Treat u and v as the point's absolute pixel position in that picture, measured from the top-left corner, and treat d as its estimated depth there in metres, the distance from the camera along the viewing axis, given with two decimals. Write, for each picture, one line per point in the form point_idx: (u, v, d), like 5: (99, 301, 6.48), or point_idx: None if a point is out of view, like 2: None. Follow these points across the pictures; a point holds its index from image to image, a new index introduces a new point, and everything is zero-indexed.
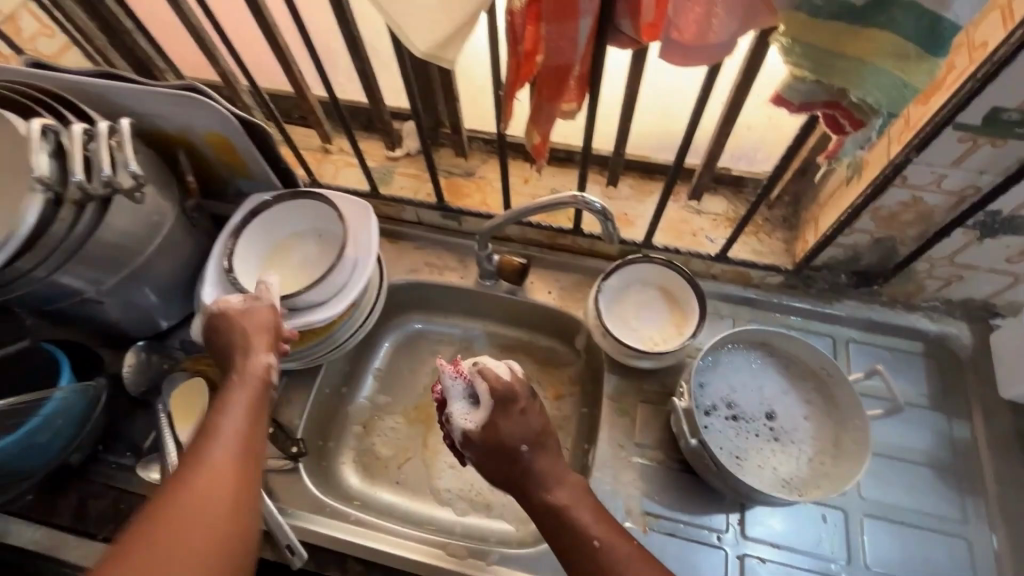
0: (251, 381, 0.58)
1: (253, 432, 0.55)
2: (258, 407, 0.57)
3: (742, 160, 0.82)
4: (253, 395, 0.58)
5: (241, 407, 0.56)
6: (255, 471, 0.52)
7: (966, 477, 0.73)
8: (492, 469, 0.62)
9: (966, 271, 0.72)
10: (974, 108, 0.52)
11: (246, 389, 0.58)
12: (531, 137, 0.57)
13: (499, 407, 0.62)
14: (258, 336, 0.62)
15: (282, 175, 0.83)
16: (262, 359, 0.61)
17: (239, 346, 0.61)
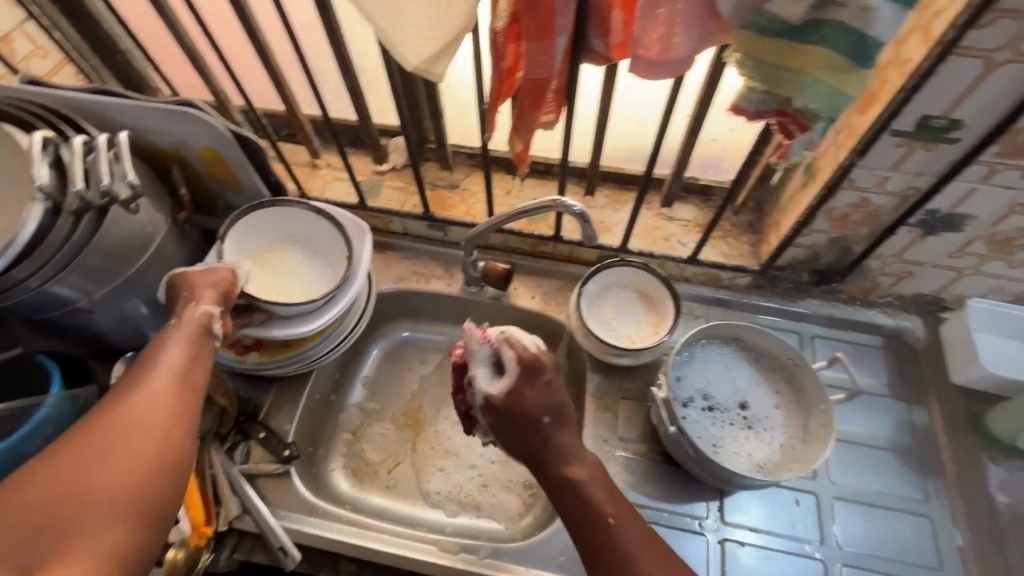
0: (188, 328, 0.61)
1: (184, 374, 0.57)
2: (193, 350, 0.60)
3: (709, 169, 0.88)
4: (189, 342, 0.60)
5: (175, 353, 0.58)
6: (187, 410, 0.55)
7: (926, 459, 0.78)
8: (512, 434, 0.63)
9: (914, 268, 0.79)
10: (906, 115, 0.58)
11: (182, 335, 0.60)
12: (514, 145, 0.62)
13: (524, 377, 0.64)
14: (203, 288, 0.64)
15: (273, 188, 0.86)
16: (202, 308, 0.62)
17: (184, 298, 0.63)
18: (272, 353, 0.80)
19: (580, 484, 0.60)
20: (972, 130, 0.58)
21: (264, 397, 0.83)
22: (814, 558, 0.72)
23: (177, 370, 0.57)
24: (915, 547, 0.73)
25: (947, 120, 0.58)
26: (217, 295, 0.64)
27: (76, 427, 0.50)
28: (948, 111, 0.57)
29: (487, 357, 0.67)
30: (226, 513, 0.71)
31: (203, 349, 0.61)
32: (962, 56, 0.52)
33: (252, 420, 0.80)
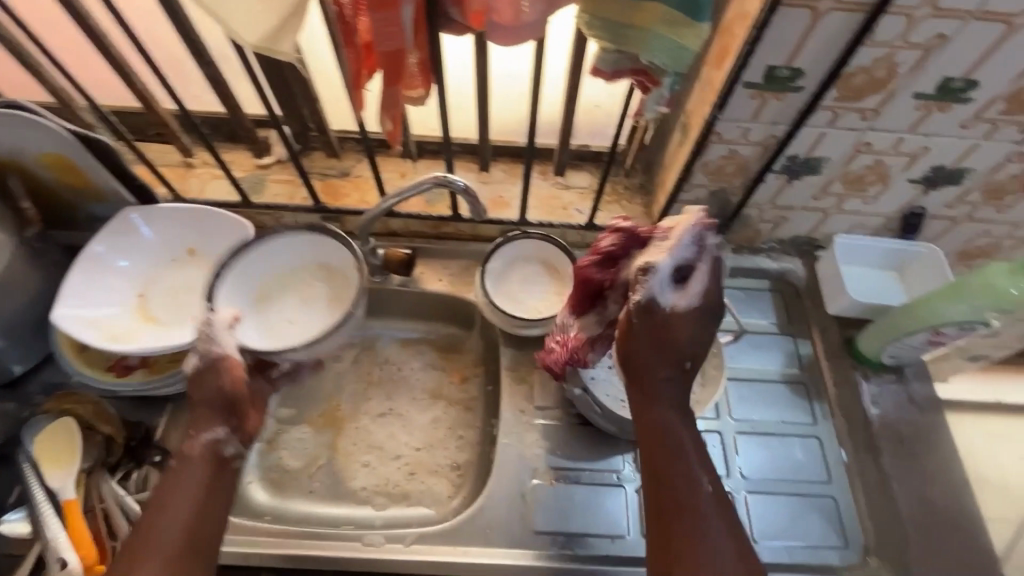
0: (200, 461, 0.61)
1: (202, 512, 0.58)
2: (208, 483, 0.60)
3: (598, 136, 0.90)
4: (202, 473, 0.60)
5: (188, 491, 0.59)
6: (202, 546, 0.57)
7: (813, 385, 0.85)
8: (642, 346, 0.62)
9: (787, 212, 0.84)
10: (754, 67, 0.62)
11: (194, 468, 0.61)
12: (383, 125, 0.60)
13: (702, 308, 0.62)
14: (205, 410, 0.63)
15: (139, 193, 0.78)
16: (207, 439, 0.62)
17: (189, 425, 0.63)
18: (159, 371, 0.75)
19: (658, 392, 0.62)
20: (812, 76, 0.63)
21: (157, 419, 0.77)
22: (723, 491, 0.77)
23: (192, 509, 0.58)
24: (808, 466, 0.80)
25: (790, 69, 0.62)
26: (222, 412, 0.63)
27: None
28: (788, 60, 0.61)
29: (684, 255, 0.61)
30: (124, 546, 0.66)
31: (221, 480, 0.61)
32: (792, 7, 0.56)
33: (145, 443, 0.74)
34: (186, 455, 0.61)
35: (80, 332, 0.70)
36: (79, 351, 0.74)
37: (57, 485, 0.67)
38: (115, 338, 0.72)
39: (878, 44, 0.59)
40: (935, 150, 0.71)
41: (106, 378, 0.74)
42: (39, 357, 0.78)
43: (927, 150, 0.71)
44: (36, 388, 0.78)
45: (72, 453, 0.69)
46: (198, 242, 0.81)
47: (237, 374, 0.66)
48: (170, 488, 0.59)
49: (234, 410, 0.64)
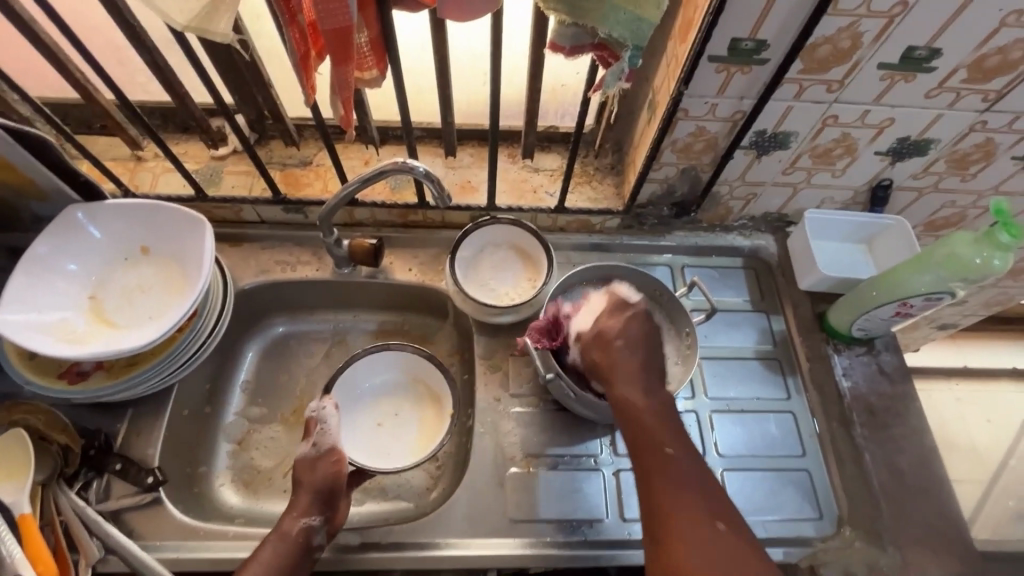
0: (286, 541, 0.64)
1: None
2: (288, 565, 0.63)
3: (565, 117, 0.88)
4: (286, 555, 0.63)
5: (271, 566, 0.62)
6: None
7: (786, 361, 0.86)
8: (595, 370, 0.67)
9: (756, 188, 0.84)
10: (719, 39, 0.60)
11: (279, 546, 0.64)
12: (336, 108, 0.56)
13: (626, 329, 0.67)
14: (312, 493, 0.67)
15: (85, 190, 0.74)
16: (299, 522, 0.66)
17: (290, 507, 0.67)
18: (115, 376, 0.72)
19: (625, 381, 0.63)
20: (776, 49, 0.62)
21: (118, 424, 0.74)
22: None
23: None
24: (782, 440, 0.80)
25: (754, 42, 0.61)
26: (319, 503, 0.67)
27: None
28: (753, 32, 0.60)
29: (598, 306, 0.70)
30: (85, 560, 0.64)
31: (298, 566, 0.64)
32: None
33: (105, 452, 0.71)
34: (284, 533, 0.65)
35: (24, 339, 0.66)
36: (27, 359, 0.71)
37: (10, 499, 0.63)
38: (64, 343, 0.68)
39: (842, 13, 0.58)
40: (900, 121, 0.71)
41: (57, 385, 0.70)
42: None
43: (892, 121, 0.71)
44: None
45: (26, 466, 0.65)
46: (150, 237, 0.77)
47: (338, 467, 0.70)
48: (258, 560, 0.63)
49: (332, 501, 0.68)
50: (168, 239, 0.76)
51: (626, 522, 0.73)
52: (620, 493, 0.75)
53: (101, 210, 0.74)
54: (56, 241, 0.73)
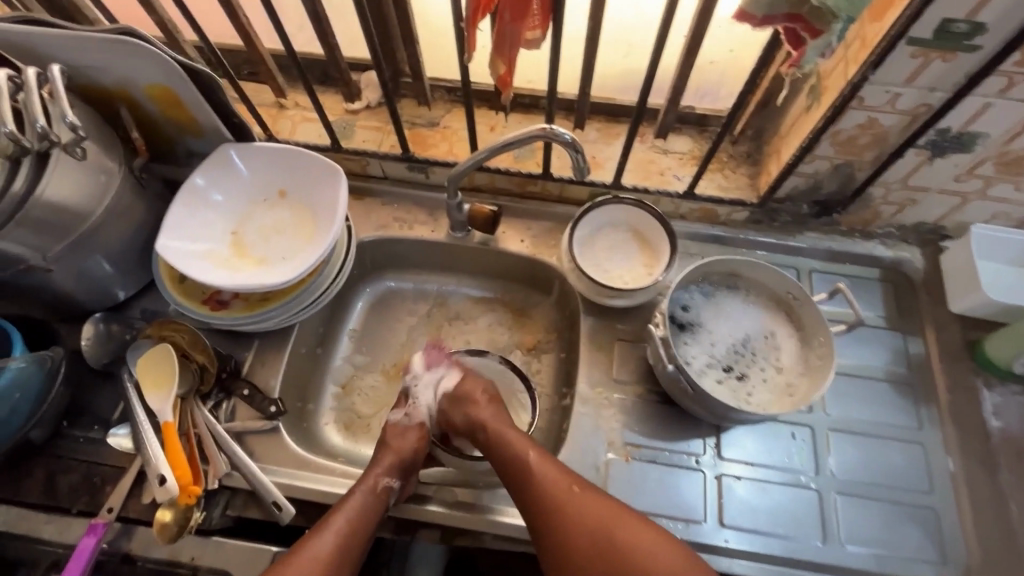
0: (371, 496, 0.66)
1: (352, 543, 0.63)
2: (370, 520, 0.65)
3: (705, 98, 0.82)
4: (367, 509, 0.66)
5: (358, 518, 0.65)
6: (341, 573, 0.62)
7: (921, 388, 0.78)
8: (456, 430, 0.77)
9: (918, 194, 0.75)
10: (925, 20, 0.53)
11: (365, 500, 0.66)
12: (497, 67, 0.57)
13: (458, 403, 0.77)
14: (397, 456, 0.71)
15: (238, 132, 0.78)
16: (384, 480, 0.68)
17: (376, 463, 0.69)
18: (250, 308, 0.76)
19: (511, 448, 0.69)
20: (994, 34, 0.54)
21: (245, 353, 0.80)
22: (809, 488, 0.72)
23: (348, 539, 0.63)
24: (908, 473, 0.73)
25: (970, 24, 0.53)
26: (400, 468, 0.69)
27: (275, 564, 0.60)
28: (971, 13, 0.52)
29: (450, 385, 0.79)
30: (214, 471, 0.69)
31: (375, 523, 0.66)
32: None
33: (234, 376, 0.76)
34: (370, 487, 0.67)
35: (180, 263, 0.71)
36: (176, 282, 0.76)
37: (156, 407, 0.70)
38: (211, 272, 0.73)
39: None
40: None
41: (201, 309, 0.75)
42: (140, 284, 0.81)
43: None
44: (137, 312, 0.82)
45: (170, 376, 0.71)
46: (290, 181, 0.81)
47: (421, 442, 0.74)
48: (344, 510, 0.65)
49: (412, 470, 0.71)
50: (305, 185, 0.80)
51: (723, 529, 0.70)
52: (719, 498, 0.72)
53: (251, 150, 0.78)
54: (211, 174, 0.77)
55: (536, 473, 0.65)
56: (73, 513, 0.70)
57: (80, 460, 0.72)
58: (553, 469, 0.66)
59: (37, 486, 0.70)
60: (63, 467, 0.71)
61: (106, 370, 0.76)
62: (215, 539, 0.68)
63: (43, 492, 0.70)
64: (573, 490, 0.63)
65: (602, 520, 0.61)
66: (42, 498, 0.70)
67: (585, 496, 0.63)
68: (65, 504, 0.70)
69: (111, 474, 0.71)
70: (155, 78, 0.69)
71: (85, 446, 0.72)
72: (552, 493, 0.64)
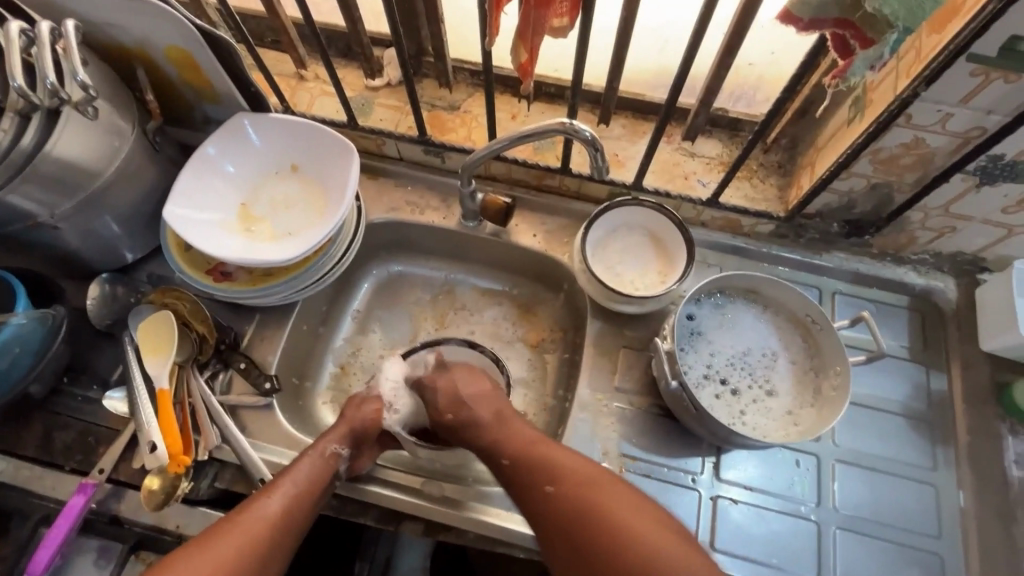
0: (321, 463, 0.65)
1: (303, 503, 0.62)
2: (319, 484, 0.64)
3: (740, 102, 0.78)
4: (317, 473, 0.65)
5: (308, 480, 0.64)
6: (292, 531, 0.61)
7: (939, 427, 0.74)
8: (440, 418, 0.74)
9: (959, 222, 0.70)
10: (990, 36, 0.48)
11: (314, 465, 0.65)
12: (518, 54, 0.54)
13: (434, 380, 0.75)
14: (344, 426, 0.69)
15: (253, 100, 0.77)
16: (331, 448, 0.67)
17: (325, 431, 0.69)
18: (254, 281, 0.75)
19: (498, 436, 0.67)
20: None
21: (245, 326, 0.79)
22: (809, 519, 0.69)
23: (297, 499, 0.62)
24: (916, 516, 0.70)
25: None
26: (351, 436, 0.69)
27: (218, 522, 0.58)
28: None
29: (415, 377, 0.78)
30: (205, 443, 0.69)
31: (325, 488, 0.65)
32: None
33: (233, 349, 0.76)
34: (316, 454, 0.66)
35: (187, 231, 0.71)
36: (183, 250, 0.76)
37: (153, 373, 0.70)
38: (216, 242, 0.73)
39: None
40: None
41: (203, 280, 0.74)
42: (149, 248, 0.81)
43: None
44: (144, 276, 0.82)
45: (169, 343, 0.71)
46: (301, 155, 0.79)
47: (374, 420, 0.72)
48: (293, 474, 0.63)
49: (361, 440, 0.70)
50: (317, 160, 0.78)
51: (714, 552, 0.68)
52: (713, 520, 0.69)
53: (262, 120, 0.77)
54: (220, 142, 0.76)
55: (518, 469, 0.64)
56: (66, 470, 0.70)
57: (77, 418, 0.72)
58: (528, 464, 0.63)
59: (35, 439, 0.71)
60: (61, 423, 0.72)
61: (109, 331, 0.77)
62: (202, 509, 0.70)
63: (39, 446, 0.71)
64: (550, 486, 0.60)
65: (591, 509, 0.57)
66: (37, 453, 0.71)
67: (570, 490, 0.59)
68: (59, 460, 0.70)
69: (105, 436, 0.72)
70: (171, 40, 0.67)
71: (82, 405, 0.73)
72: (534, 480, 0.62)
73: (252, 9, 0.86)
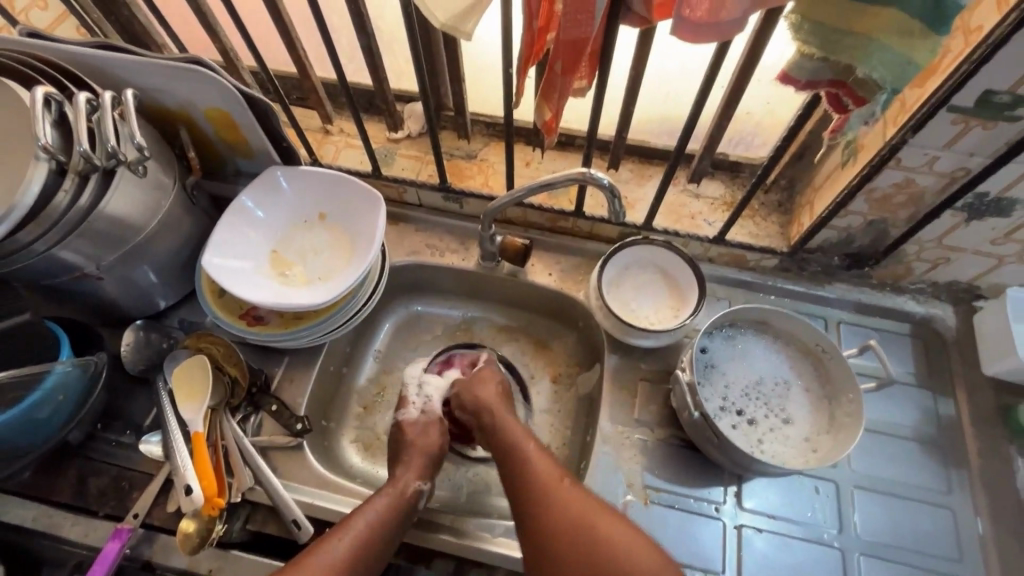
0: (399, 499, 0.68)
1: (377, 537, 0.64)
2: (396, 521, 0.66)
3: (740, 146, 0.84)
4: (395, 509, 0.67)
5: (382, 516, 0.65)
6: (358, 568, 0.62)
7: (951, 450, 0.76)
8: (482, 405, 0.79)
9: (952, 254, 0.75)
10: (968, 90, 0.54)
11: (394, 501, 0.67)
12: (543, 113, 0.59)
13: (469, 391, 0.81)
14: (417, 459, 0.73)
15: (285, 155, 0.82)
16: (414, 483, 0.70)
17: (403, 466, 0.73)
18: (286, 325, 0.78)
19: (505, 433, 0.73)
20: None
21: (273, 369, 0.82)
22: (832, 546, 0.71)
23: (376, 534, 0.64)
24: (936, 541, 0.71)
25: (1012, 97, 0.53)
26: (428, 471, 0.73)
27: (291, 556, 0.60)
28: (1014, 85, 0.53)
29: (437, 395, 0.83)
30: (238, 485, 0.70)
31: (401, 523, 0.67)
32: None
33: (263, 392, 0.78)
34: (398, 488, 0.69)
35: (227, 280, 0.74)
36: (218, 297, 0.79)
37: (189, 416, 0.72)
38: (252, 288, 0.76)
39: None
40: None
41: (237, 324, 0.77)
42: (181, 294, 0.84)
43: None
44: (176, 321, 0.85)
45: (203, 388, 0.73)
46: (330, 204, 0.83)
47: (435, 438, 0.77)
48: (373, 507, 0.66)
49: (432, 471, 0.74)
50: (345, 209, 0.83)
51: None
52: (738, 550, 0.70)
53: (295, 173, 0.82)
54: (255, 194, 0.81)
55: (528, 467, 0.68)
56: (99, 516, 0.71)
57: (111, 463, 0.74)
58: (529, 464, 0.69)
59: (68, 486, 0.73)
60: (94, 468, 0.74)
61: (142, 376, 0.79)
62: (235, 552, 0.70)
63: (73, 493, 0.72)
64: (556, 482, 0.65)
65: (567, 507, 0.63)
66: (71, 499, 0.72)
67: (554, 486, 0.66)
68: (92, 506, 0.72)
69: (139, 480, 0.73)
70: (215, 102, 0.72)
71: (116, 450, 0.74)
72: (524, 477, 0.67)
73: (283, 70, 0.92)
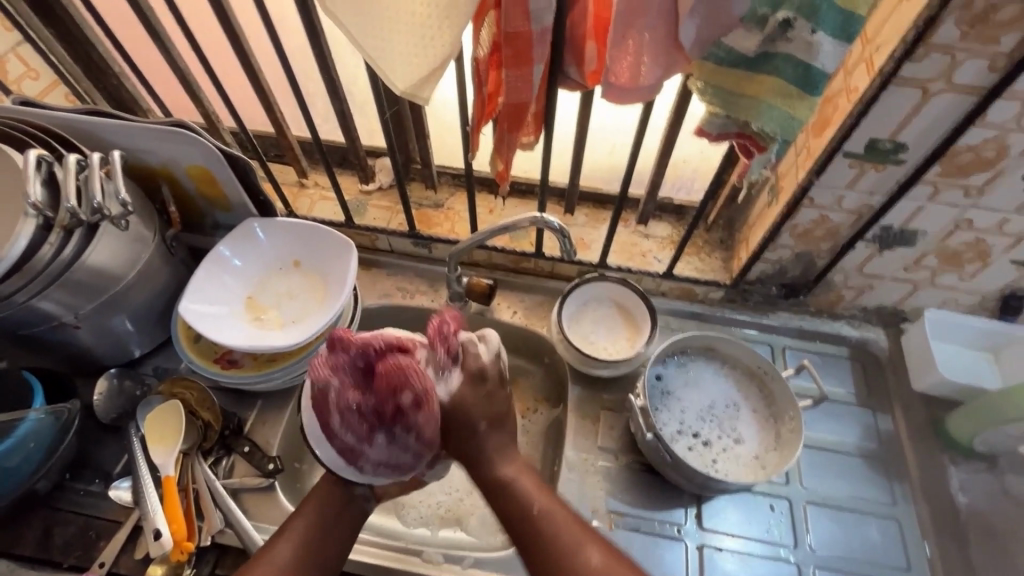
0: (327, 494, 0.66)
1: (315, 539, 0.64)
2: (334, 511, 0.65)
3: (681, 190, 0.93)
4: (329, 503, 0.65)
5: (316, 519, 0.64)
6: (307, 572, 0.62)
7: (892, 464, 0.81)
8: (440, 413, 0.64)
9: (874, 281, 0.83)
10: (856, 138, 0.63)
11: (324, 495, 0.66)
12: (496, 165, 0.66)
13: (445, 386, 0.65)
14: None
15: (262, 207, 0.87)
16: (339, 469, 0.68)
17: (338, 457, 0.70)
18: (259, 367, 0.81)
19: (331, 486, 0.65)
20: (915, 152, 0.63)
21: (248, 412, 0.84)
22: (789, 561, 0.74)
23: (313, 534, 0.64)
24: (883, 551, 0.75)
25: (893, 144, 0.63)
26: None
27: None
28: (893, 134, 0.62)
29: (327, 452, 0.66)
30: (209, 527, 0.71)
31: (342, 512, 0.66)
32: (902, 85, 0.57)
33: (237, 434, 0.79)
34: (326, 480, 0.67)
35: (202, 325, 0.78)
36: (193, 341, 0.82)
37: (159, 461, 0.73)
38: (226, 332, 0.79)
39: (991, 126, 0.58)
40: None
41: (211, 367, 0.80)
42: (157, 342, 0.87)
43: None
44: (150, 369, 0.87)
45: (175, 434, 0.75)
46: (303, 251, 0.88)
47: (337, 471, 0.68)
48: (303, 510, 0.65)
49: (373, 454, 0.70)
50: (318, 256, 0.88)
51: None
52: (702, 569, 0.73)
53: (270, 223, 0.86)
54: (232, 244, 0.85)
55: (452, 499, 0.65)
56: (64, 568, 0.71)
57: (78, 512, 0.74)
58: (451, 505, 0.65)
59: (33, 539, 0.72)
60: (60, 519, 0.74)
61: (114, 424, 0.81)
62: None
63: (38, 545, 0.72)
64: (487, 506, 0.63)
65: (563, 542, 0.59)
66: (35, 552, 0.72)
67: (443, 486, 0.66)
68: (56, 557, 0.72)
69: (106, 529, 0.73)
70: (196, 161, 0.78)
71: (84, 499, 0.75)
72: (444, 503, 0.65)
73: (261, 129, 0.99)
